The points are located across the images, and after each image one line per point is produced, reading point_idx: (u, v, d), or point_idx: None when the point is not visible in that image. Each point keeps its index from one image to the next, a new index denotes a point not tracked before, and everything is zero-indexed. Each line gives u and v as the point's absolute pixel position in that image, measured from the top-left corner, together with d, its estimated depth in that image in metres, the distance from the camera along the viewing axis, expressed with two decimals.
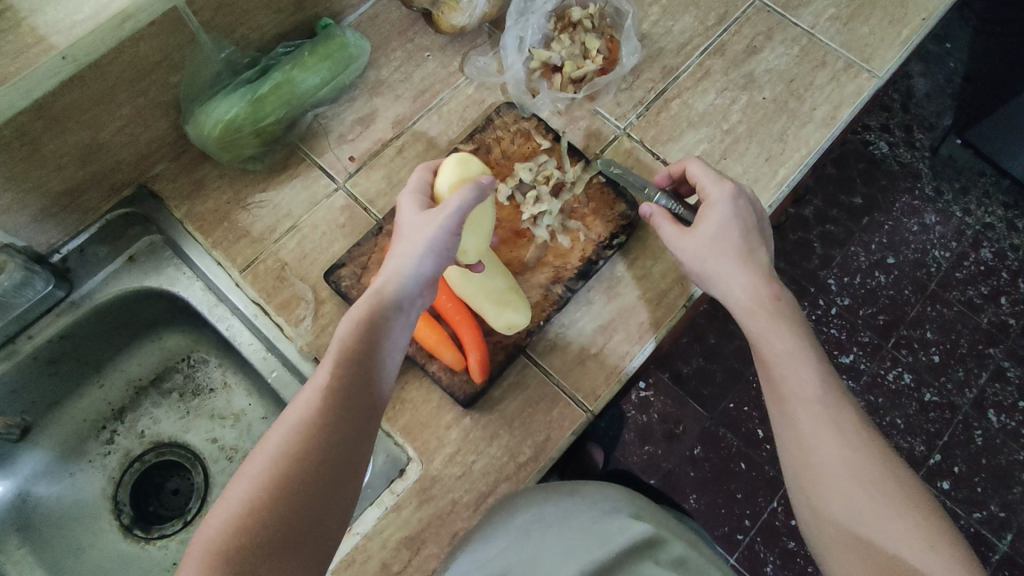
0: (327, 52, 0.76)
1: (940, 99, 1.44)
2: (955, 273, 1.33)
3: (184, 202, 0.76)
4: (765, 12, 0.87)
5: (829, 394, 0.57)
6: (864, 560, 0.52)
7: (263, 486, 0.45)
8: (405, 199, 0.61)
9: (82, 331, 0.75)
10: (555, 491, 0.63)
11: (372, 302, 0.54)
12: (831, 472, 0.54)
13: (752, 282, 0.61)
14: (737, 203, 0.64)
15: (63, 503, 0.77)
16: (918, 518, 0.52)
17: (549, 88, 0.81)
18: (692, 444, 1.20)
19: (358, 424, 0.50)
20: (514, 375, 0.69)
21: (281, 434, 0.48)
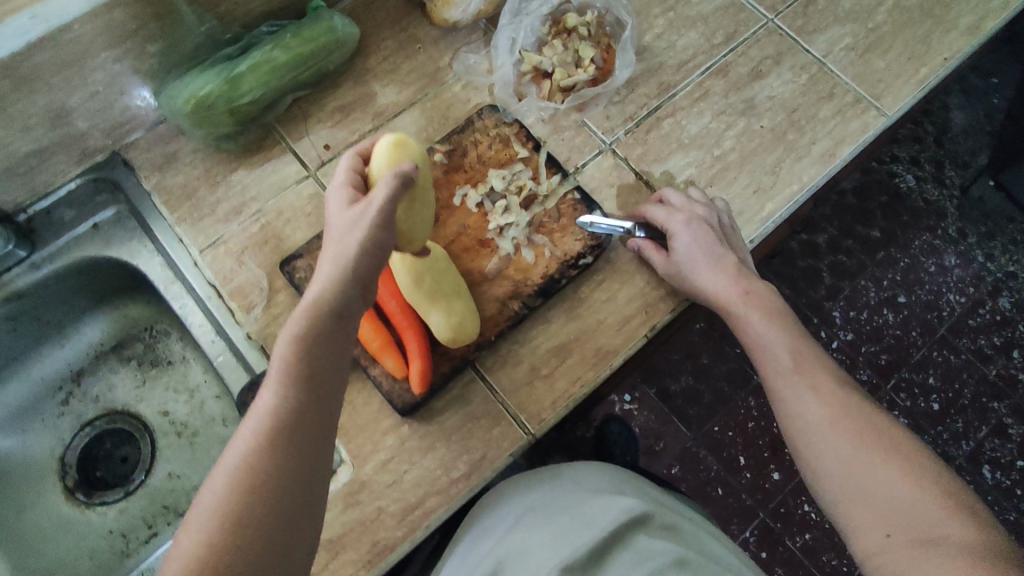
0: (311, 36, 0.74)
1: (977, 138, 1.37)
2: (967, 320, 1.27)
3: (155, 174, 0.75)
4: (778, 35, 0.83)
5: (805, 355, 0.60)
6: (868, 511, 0.51)
7: (206, 540, 0.41)
8: (333, 194, 0.53)
9: (43, 292, 0.75)
10: (538, 481, 0.70)
11: (303, 317, 0.46)
12: (813, 425, 0.56)
13: (725, 286, 0.64)
14: (692, 224, 0.67)
15: (12, 458, 0.78)
16: (912, 456, 0.52)
17: (537, 94, 0.78)
18: (669, 463, 1.17)
19: (308, 444, 0.45)
20: (458, 388, 0.67)
21: (221, 479, 0.43)
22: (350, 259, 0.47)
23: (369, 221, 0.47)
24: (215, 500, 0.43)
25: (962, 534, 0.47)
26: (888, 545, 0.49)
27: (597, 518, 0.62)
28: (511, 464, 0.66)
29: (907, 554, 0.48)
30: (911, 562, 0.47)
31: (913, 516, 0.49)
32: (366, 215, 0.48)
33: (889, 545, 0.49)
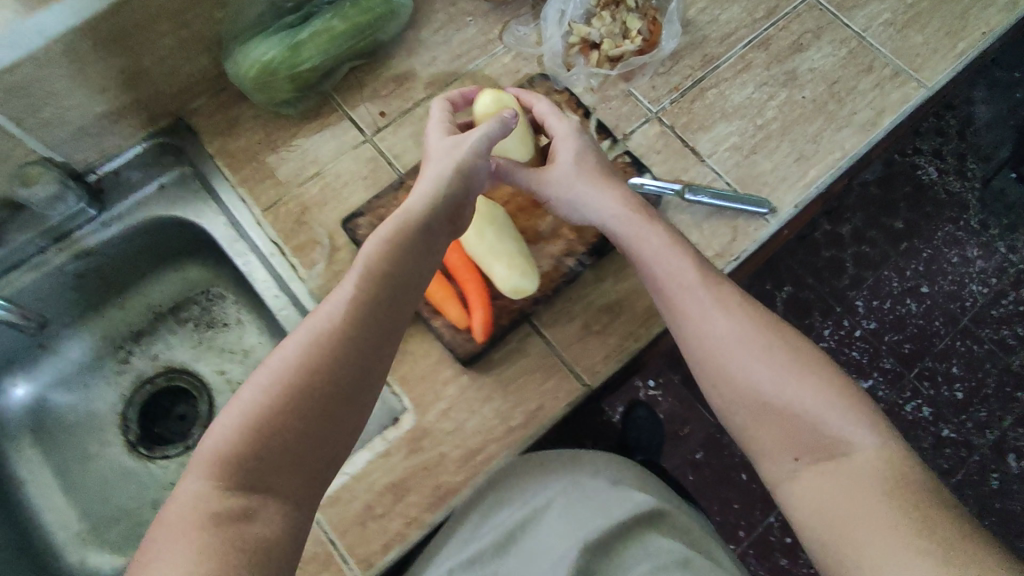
0: (369, 6, 0.77)
1: (1002, 130, 1.38)
2: (990, 310, 1.29)
3: (217, 138, 0.79)
4: (817, 10, 0.85)
5: (707, 271, 0.61)
6: (778, 431, 0.56)
7: (268, 399, 0.48)
8: (433, 132, 0.64)
9: (110, 252, 0.78)
10: (555, 457, 0.67)
11: (400, 225, 0.54)
12: (728, 348, 0.58)
13: (617, 203, 0.64)
14: (577, 142, 0.66)
15: (75, 413, 0.81)
16: (822, 376, 0.56)
17: (585, 64, 0.81)
18: (694, 449, 1.19)
19: (372, 339, 0.52)
20: (515, 341, 0.70)
21: (283, 358, 0.50)
22: (446, 178, 0.56)
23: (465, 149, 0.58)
24: (267, 380, 0.49)
25: (868, 454, 0.52)
26: (799, 469, 0.54)
27: (612, 508, 0.63)
28: (566, 416, 0.69)
29: (816, 475, 0.53)
30: (822, 484, 0.53)
31: (824, 439, 0.54)
32: (460, 146, 0.59)
33: (797, 470, 0.54)
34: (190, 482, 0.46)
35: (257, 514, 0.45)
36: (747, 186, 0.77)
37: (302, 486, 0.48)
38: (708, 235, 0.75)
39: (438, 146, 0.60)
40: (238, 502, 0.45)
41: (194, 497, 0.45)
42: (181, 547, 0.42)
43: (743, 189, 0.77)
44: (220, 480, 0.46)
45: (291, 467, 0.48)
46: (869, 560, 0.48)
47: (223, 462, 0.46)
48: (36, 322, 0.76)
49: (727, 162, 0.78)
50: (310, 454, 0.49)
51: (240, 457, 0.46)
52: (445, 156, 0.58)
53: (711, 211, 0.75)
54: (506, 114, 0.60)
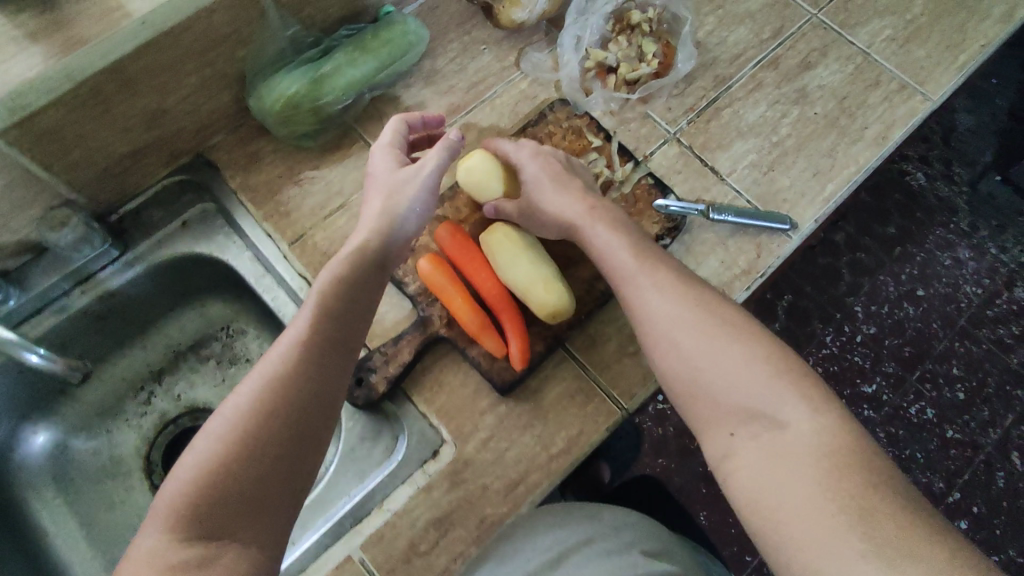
0: (388, 37, 0.78)
1: (983, 136, 1.39)
2: (986, 311, 1.30)
3: (238, 174, 0.78)
4: (821, 29, 0.87)
5: (645, 258, 0.60)
6: (716, 409, 0.53)
7: (224, 446, 0.48)
8: (377, 154, 0.66)
9: (133, 292, 0.77)
10: (577, 514, 0.69)
11: (350, 261, 0.57)
12: (665, 329, 0.56)
13: (573, 204, 0.65)
14: (538, 155, 0.69)
15: (98, 459, 0.79)
16: (756, 350, 0.53)
17: (603, 88, 0.82)
18: (705, 461, 1.20)
19: (326, 372, 0.52)
20: (551, 368, 0.70)
21: (239, 403, 0.50)
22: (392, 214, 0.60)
23: (416, 184, 0.62)
24: (219, 428, 0.49)
25: (803, 428, 0.49)
26: (735, 445, 0.51)
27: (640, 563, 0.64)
28: (606, 440, 0.69)
29: (753, 451, 0.50)
30: (759, 462, 0.50)
31: (759, 415, 0.51)
32: (410, 177, 0.62)
33: (734, 445, 0.51)
34: (147, 538, 0.46)
35: (216, 561, 0.44)
36: (767, 202, 0.78)
37: (262, 530, 0.47)
38: (733, 253, 0.76)
39: (382, 173, 0.63)
40: (196, 552, 0.45)
41: (151, 552, 0.45)
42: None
43: (763, 206, 0.78)
44: (176, 531, 0.45)
45: (247, 512, 0.47)
46: (805, 544, 0.45)
47: (179, 514, 0.46)
48: (79, 372, 0.74)
49: (747, 180, 0.79)
50: (272, 492, 0.48)
51: (196, 507, 0.46)
52: (391, 188, 0.62)
53: (734, 229, 0.76)
54: (453, 137, 0.64)
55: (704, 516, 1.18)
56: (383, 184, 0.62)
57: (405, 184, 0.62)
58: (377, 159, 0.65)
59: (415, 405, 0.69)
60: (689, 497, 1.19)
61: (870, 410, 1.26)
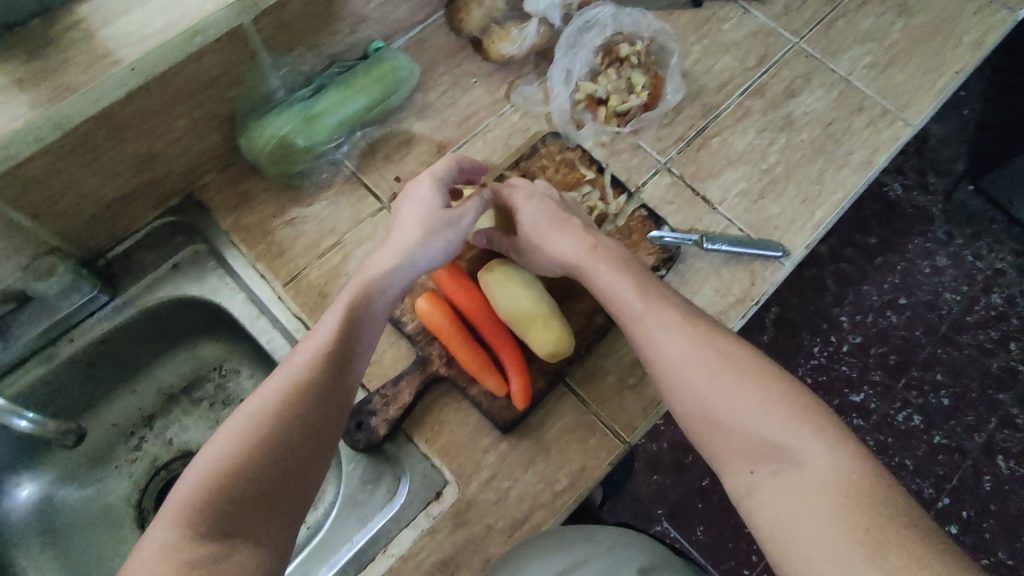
0: (379, 75, 0.78)
1: (954, 146, 1.42)
2: (966, 317, 1.31)
3: (230, 213, 0.78)
4: (804, 56, 0.89)
5: (650, 296, 0.60)
6: (735, 447, 0.52)
7: (245, 442, 0.47)
8: (418, 184, 0.67)
9: (123, 337, 0.76)
10: (571, 537, 0.65)
11: (378, 277, 0.58)
12: (676, 368, 0.56)
13: (574, 246, 0.65)
14: (533, 196, 0.69)
15: (87, 508, 0.77)
16: (766, 387, 0.53)
17: (594, 120, 0.83)
18: (700, 476, 1.20)
19: (345, 381, 0.53)
20: (552, 403, 0.70)
21: (260, 402, 0.49)
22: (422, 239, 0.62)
23: (459, 230, 0.64)
24: (238, 424, 0.48)
25: (819, 464, 0.49)
26: (754, 481, 0.51)
27: None
28: (609, 474, 0.68)
29: (771, 487, 0.50)
30: (779, 499, 0.49)
31: (774, 451, 0.51)
32: (456, 222, 0.64)
33: (753, 481, 0.51)
34: (154, 532, 0.44)
35: (230, 558, 0.43)
36: (759, 230, 0.79)
37: (272, 532, 0.46)
38: (728, 281, 0.76)
39: (423, 199, 0.65)
40: (210, 548, 0.43)
41: (161, 545, 0.43)
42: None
43: (756, 234, 0.79)
44: (189, 525, 0.43)
45: (261, 511, 0.46)
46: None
47: (195, 510, 0.44)
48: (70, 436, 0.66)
49: (738, 208, 0.80)
50: (285, 498, 0.47)
51: (211, 501, 0.44)
52: (429, 216, 0.63)
53: (727, 257, 0.77)
54: (486, 195, 0.67)
55: (701, 532, 1.18)
56: (422, 210, 0.64)
57: (446, 220, 0.64)
58: (419, 185, 0.67)
59: (416, 446, 0.69)
60: (686, 514, 1.19)
61: (859, 419, 1.26)
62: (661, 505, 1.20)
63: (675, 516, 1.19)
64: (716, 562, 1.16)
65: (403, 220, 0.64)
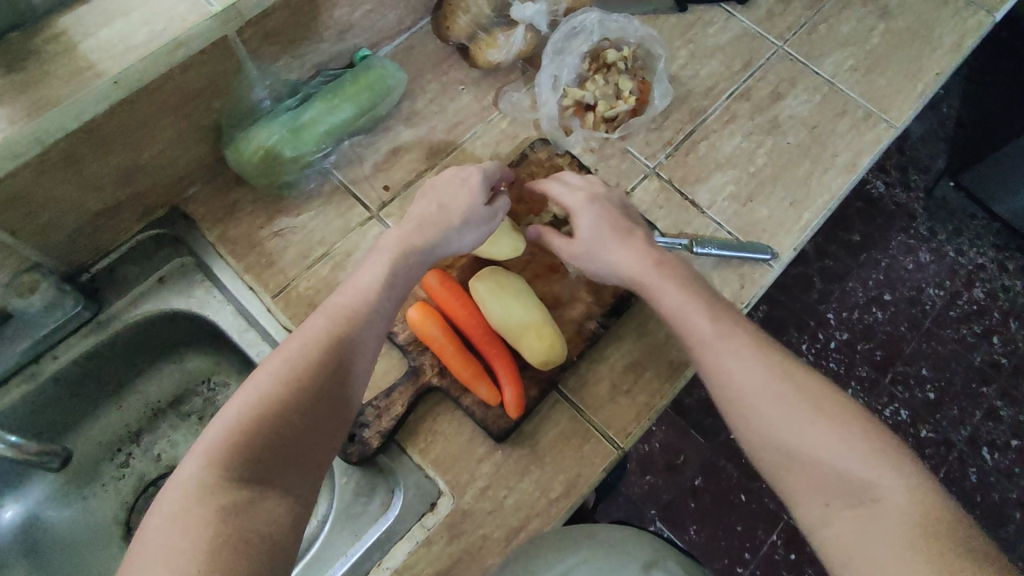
0: (367, 83, 0.78)
1: (934, 144, 1.44)
2: (948, 312, 1.33)
3: (217, 225, 0.77)
4: (788, 60, 0.90)
5: (721, 320, 0.59)
6: (806, 480, 0.52)
7: (277, 390, 0.48)
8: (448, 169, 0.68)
9: (108, 351, 0.74)
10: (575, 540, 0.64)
11: (406, 247, 0.60)
12: (749, 398, 0.55)
13: (637, 259, 0.65)
14: (595, 202, 0.69)
15: (73, 528, 0.76)
16: (842, 419, 0.53)
17: (582, 126, 0.84)
18: (693, 475, 1.21)
19: (370, 344, 0.54)
20: (545, 411, 0.70)
21: (292, 353, 0.51)
22: (454, 217, 0.63)
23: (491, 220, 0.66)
24: (275, 371, 0.49)
25: (898, 498, 0.48)
26: (829, 514, 0.51)
27: None
28: (604, 480, 0.69)
29: (849, 520, 0.49)
30: (855, 534, 0.49)
31: (850, 486, 0.50)
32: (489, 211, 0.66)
33: (828, 513, 0.51)
34: (188, 466, 0.45)
35: (261, 504, 0.45)
36: (748, 233, 0.80)
37: (300, 484, 0.48)
38: (718, 284, 0.77)
39: (468, 182, 0.66)
40: (243, 492, 0.44)
41: (195, 479, 0.44)
42: (186, 535, 0.42)
43: (744, 237, 0.80)
44: (224, 465, 0.45)
45: (291, 461, 0.48)
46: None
47: (228, 452, 0.45)
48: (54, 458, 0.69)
49: (727, 212, 0.81)
50: (309, 450, 0.49)
51: (246, 444, 0.46)
52: (470, 203, 0.64)
53: (717, 261, 0.77)
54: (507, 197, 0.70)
55: (695, 531, 1.18)
56: (464, 194, 0.65)
57: (484, 213, 0.65)
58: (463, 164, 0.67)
59: (410, 457, 0.68)
60: (679, 513, 1.19)
61: None
62: (654, 505, 1.20)
63: (668, 515, 1.19)
64: (709, 561, 1.17)
65: (443, 196, 0.64)
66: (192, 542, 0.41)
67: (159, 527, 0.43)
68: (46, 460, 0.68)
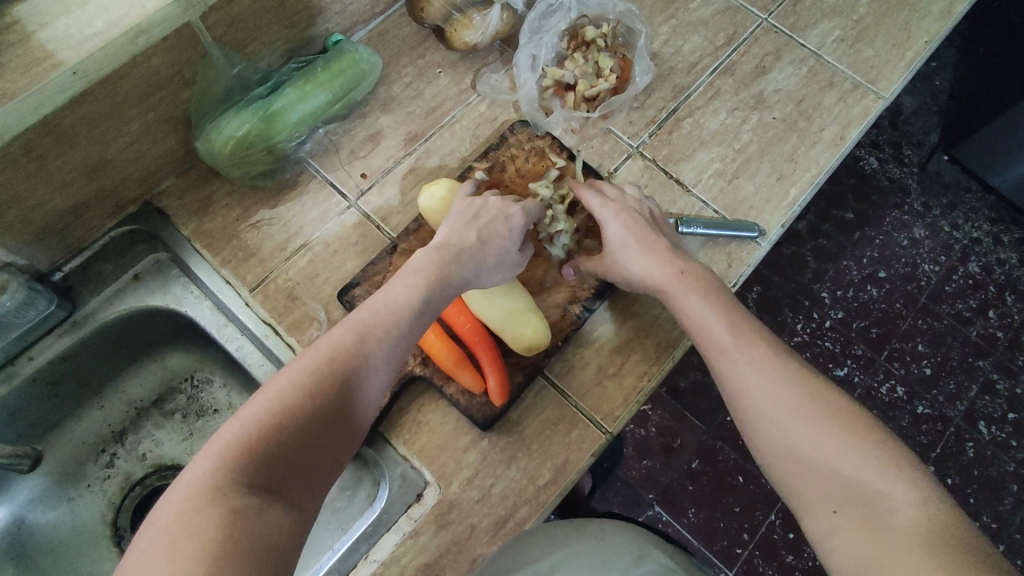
0: (340, 68, 0.76)
1: (926, 117, 1.42)
2: (944, 287, 1.32)
3: (192, 219, 0.76)
4: (773, 32, 0.88)
5: (740, 327, 0.58)
6: (815, 487, 0.50)
7: (298, 397, 0.47)
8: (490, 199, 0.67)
9: (86, 352, 0.73)
10: (565, 533, 0.64)
11: (440, 277, 0.58)
12: (762, 404, 0.54)
13: (660, 267, 0.64)
14: (622, 212, 0.68)
15: (60, 530, 0.74)
16: (855, 429, 0.51)
17: (563, 106, 0.82)
18: (690, 458, 1.21)
19: (390, 362, 0.53)
20: (531, 397, 0.69)
21: (316, 360, 0.49)
22: (486, 257, 0.62)
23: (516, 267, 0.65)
24: (298, 379, 0.48)
25: (911, 509, 0.46)
26: (838, 523, 0.48)
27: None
28: (593, 466, 0.68)
29: (859, 530, 0.47)
30: (862, 542, 0.47)
31: (861, 494, 0.48)
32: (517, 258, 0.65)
33: (836, 523, 0.48)
34: (198, 466, 0.43)
35: (270, 514, 0.42)
36: (735, 211, 0.78)
37: (306, 497, 0.45)
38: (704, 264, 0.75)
39: (508, 220, 0.65)
40: (254, 498, 0.42)
41: (205, 479, 0.42)
42: (191, 536, 0.38)
43: (731, 215, 0.78)
44: (237, 468, 0.42)
45: (302, 473, 0.45)
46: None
47: (243, 454, 0.43)
48: (25, 459, 0.71)
49: (713, 190, 0.79)
50: (318, 464, 0.47)
51: (262, 450, 0.44)
52: (507, 244, 0.64)
53: (704, 240, 0.76)
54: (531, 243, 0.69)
55: (693, 514, 1.18)
56: (503, 233, 0.64)
57: (513, 260, 0.64)
58: (506, 203, 0.66)
59: (395, 449, 0.67)
60: (677, 496, 1.18)
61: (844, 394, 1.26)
62: (652, 490, 1.19)
63: (665, 499, 1.19)
64: (708, 542, 1.17)
65: (483, 229, 0.63)
66: (196, 545, 0.38)
67: (158, 530, 0.39)
68: (17, 461, 0.70)
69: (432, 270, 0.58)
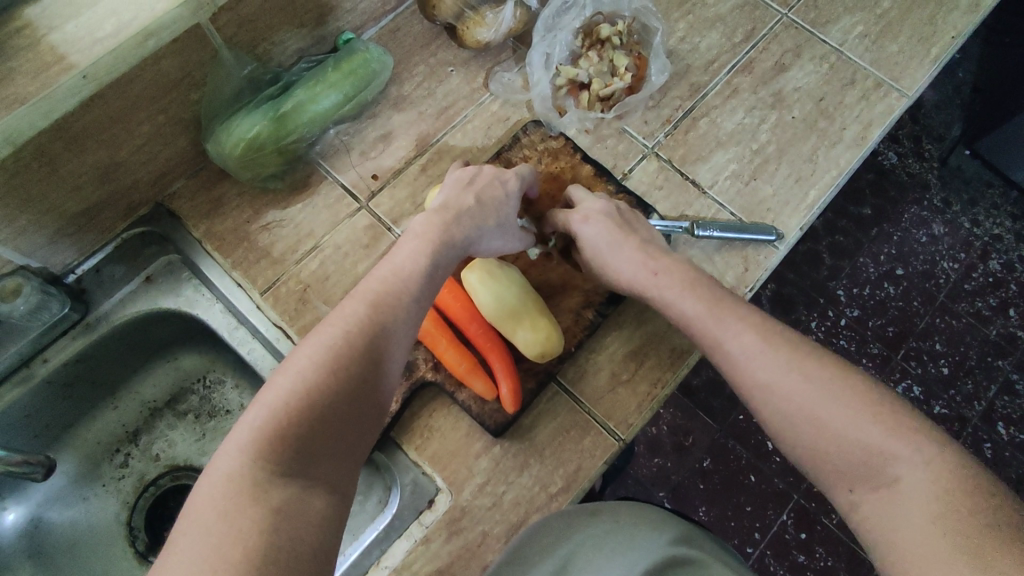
0: (350, 68, 0.74)
1: (948, 111, 1.39)
2: (964, 285, 1.29)
3: (203, 221, 0.75)
4: (793, 29, 0.86)
5: (722, 309, 0.56)
6: (829, 465, 0.49)
7: (318, 377, 0.45)
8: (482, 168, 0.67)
9: (99, 353, 0.73)
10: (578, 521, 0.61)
11: (445, 241, 0.58)
12: (762, 397, 0.52)
13: (636, 266, 0.62)
14: (589, 219, 0.66)
15: (77, 529, 0.75)
16: (856, 395, 0.49)
17: (576, 106, 0.80)
18: (701, 456, 1.19)
19: (406, 330, 0.52)
20: (543, 404, 0.68)
21: (331, 337, 0.48)
22: (487, 218, 0.62)
23: (514, 233, 0.66)
24: (317, 357, 0.46)
25: (919, 477, 0.45)
26: (857, 500, 0.48)
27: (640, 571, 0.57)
28: (605, 472, 0.67)
29: (876, 504, 0.47)
30: (882, 515, 0.46)
31: (871, 466, 0.47)
32: (513, 224, 0.65)
33: (855, 500, 0.48)
34: (227, 459, 0.42)
35: (307, 505, 0.41)
36: (752, 213, 0.77)
37: (342, 480, 0.45)
38: (721, 269, 0.74)
39: (504, 184, 0.65)
40: (290, 489, 0.41)
41: (240, 474, 0.41)
42: (233, 542, 0.38)
43: (748, 218, 0.76)
44: (268, 459, 0.42)
45: (333, 458, 0.45)
46: None
47: (272, 444, 0.42)
48: (39, 466, 0.71)
49: (729, 192, 0.77)
50: (347, 442, 0.46)
51: (290, 436, 0.43)
52: (505, 208, 0.64)
53: (720, 244, 0.74)
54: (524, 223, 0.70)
55: (704, 512, 1.17)
56: (501, 197, 0.64)
57: (512, 226, 0.65)
58: (500, 170, 0.67)
59: (405, 453, 0.67)
60: (688, 494, 1.18)
61: None
62: (663, 488, 1.18)
63: (676, 497, 1.18)
64: None
65: (480, 193, 0.63)
66: (240, 551, 0.38)
67: (194, 533, 0.39)
68: (31, 468, 0.70)
69: (439, 239, 0.57)
